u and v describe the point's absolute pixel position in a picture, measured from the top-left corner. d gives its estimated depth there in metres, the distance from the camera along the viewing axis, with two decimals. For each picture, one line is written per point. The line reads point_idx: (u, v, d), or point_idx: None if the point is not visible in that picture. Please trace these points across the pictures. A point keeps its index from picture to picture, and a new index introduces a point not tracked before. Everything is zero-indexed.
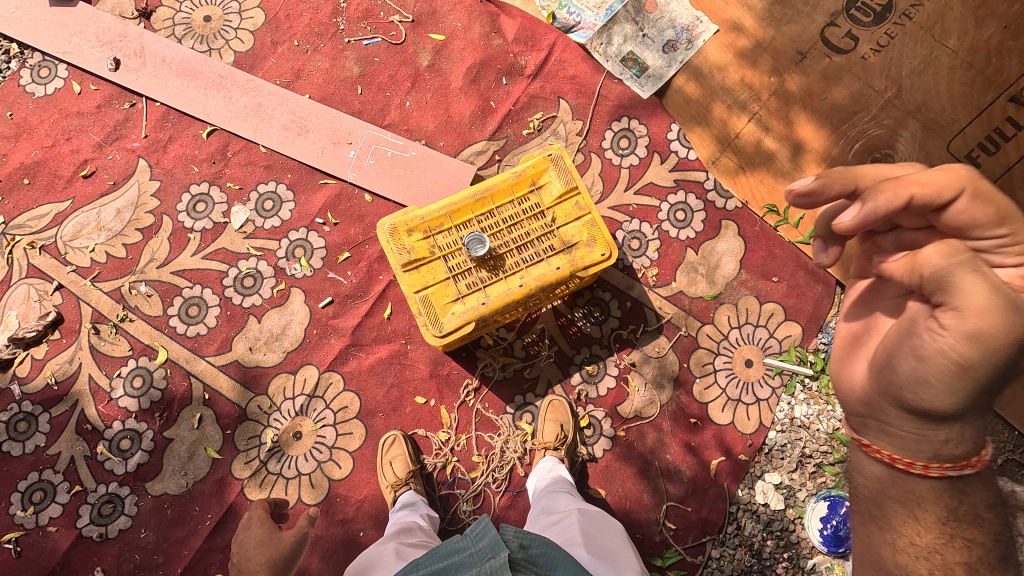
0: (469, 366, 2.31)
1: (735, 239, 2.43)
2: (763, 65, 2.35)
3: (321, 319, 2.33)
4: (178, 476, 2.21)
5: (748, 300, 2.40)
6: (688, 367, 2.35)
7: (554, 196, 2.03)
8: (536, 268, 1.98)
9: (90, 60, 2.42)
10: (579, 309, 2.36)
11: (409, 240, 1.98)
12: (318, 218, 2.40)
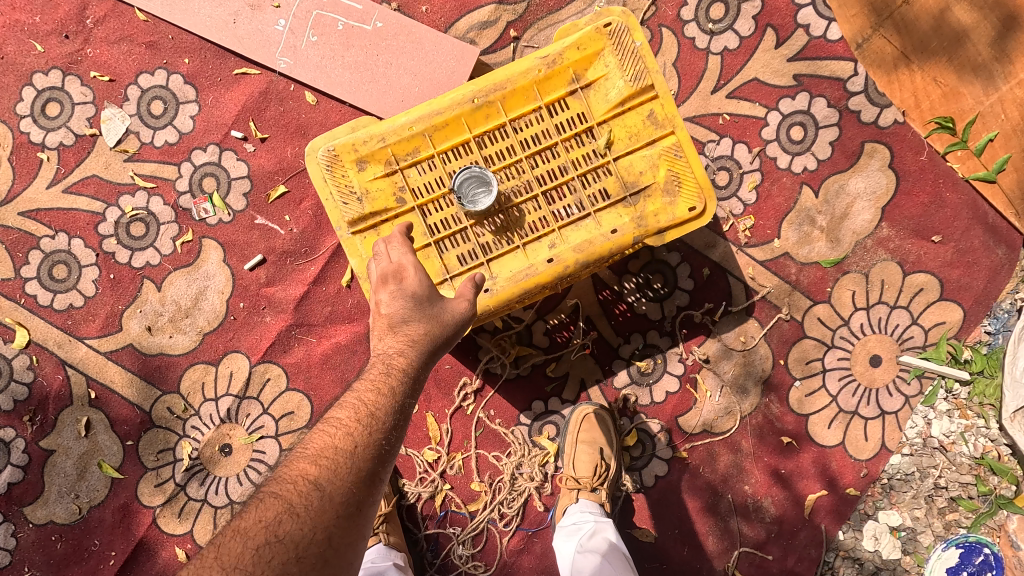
0: (466, 359, 1.58)
1: (879, 173, 1.56)
2: None
3: (249, 286, 1.58)
4: (67, 500, 1.59)
5: (887, 269, 1.59)
6: (786, 366, 1.62)
7: (612, 102, 1.19)
8: (574, 229, 1.19)
9: None
10: (631, 278, 1.59)
11: (360, 177, 1.20)
12: (235, 130, 1.56)
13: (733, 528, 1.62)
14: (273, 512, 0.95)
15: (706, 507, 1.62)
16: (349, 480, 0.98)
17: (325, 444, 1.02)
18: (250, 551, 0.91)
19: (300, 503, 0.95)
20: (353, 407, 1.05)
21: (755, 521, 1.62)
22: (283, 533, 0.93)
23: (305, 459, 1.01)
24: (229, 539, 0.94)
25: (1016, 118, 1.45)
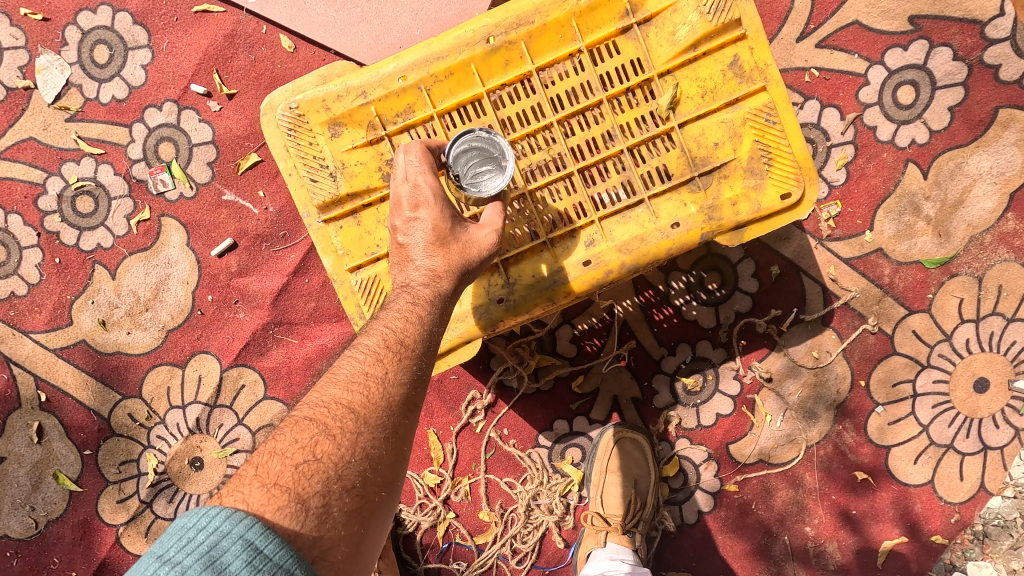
0: (476, 369, 1.32)
1: (1010, 148, 1.21)
2: None
3: (218, 275, 1.32)
4: (21, 513, 1.40)
5: (1008, 272, 1.26)
6: (866, 387, 1.32)
7: (678, 49, 0.89)
8: (622, 220, 0.92)
9: None
10: (680, 275, 1.29)
11: (333, 146, 0.95)
12: (196, 84, 1.27)
13: None
14: (309, 433, 0.75)
15: (758, 549, 1.36)
16: (398, 392, 0.80)
17: (363, 351, 0.81)
18: (287, 476, 0.72)
19: (339, 422, 0.76)
20: (397, 306, 0.83)
21: (817, 568, 1.35)
22: (329, 454, 0.74)
23: (340, 371, 0.80)
24: (253, 462, 0.74)
25: None
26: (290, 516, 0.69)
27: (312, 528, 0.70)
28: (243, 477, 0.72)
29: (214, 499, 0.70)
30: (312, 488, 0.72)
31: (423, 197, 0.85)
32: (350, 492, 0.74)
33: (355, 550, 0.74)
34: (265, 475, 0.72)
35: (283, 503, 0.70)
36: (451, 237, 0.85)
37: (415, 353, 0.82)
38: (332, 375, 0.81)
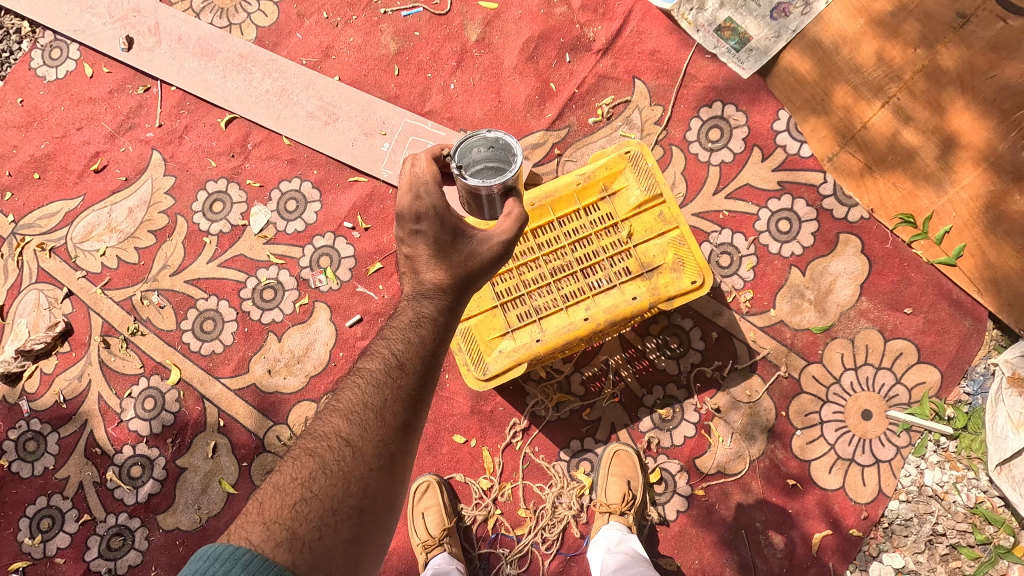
0: (517, 403, 1.94)
1: (855, 257, 1.93)
2: (908, 34, 1.75)
3: (348, 340, 2.01)
4: (191, 511, 1.95)
5: (870, 336, 1.90)
6: (787, 417, 1.91)
7: (632, 205, 1.60)
8: (605, 296, 1.57)
9: (103, 40, 2.17)
10: (652, 338, 1.95)
11: None
12: (346, 222, 2.06)
13: (748, 561, 1.84)
14: (306, 474, 1.04)
15: (723, 540, 1.86)
16: (381, 432, 1.07)
17: (350, 402, 1.11)
18: (288, 508, 1.01)
19: (331, 460, 1.05)
20: (378, 363, 1.13)
21: (768, 556, 1.84)
22: (321, 486, 1.02)
23: (332, 419, 1.10)
24: (265, 499, 1.04)
25: (966, 215, 1.80)
26: (293, 538, 0.98)
27: (309, 548, 0.98)
28: (256, 513, 1.03)
29: (233, 529, 1.02)
30: (310, 516, 1.00)
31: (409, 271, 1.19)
32: (343, 517, 1.01)
33: (354, 559, 1.01)
34: (272, 508, 1.02)
35: (286, 529, 0.98)
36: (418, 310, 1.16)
37: (392, 399, 1.09)
38: (328, 421, 1.10)
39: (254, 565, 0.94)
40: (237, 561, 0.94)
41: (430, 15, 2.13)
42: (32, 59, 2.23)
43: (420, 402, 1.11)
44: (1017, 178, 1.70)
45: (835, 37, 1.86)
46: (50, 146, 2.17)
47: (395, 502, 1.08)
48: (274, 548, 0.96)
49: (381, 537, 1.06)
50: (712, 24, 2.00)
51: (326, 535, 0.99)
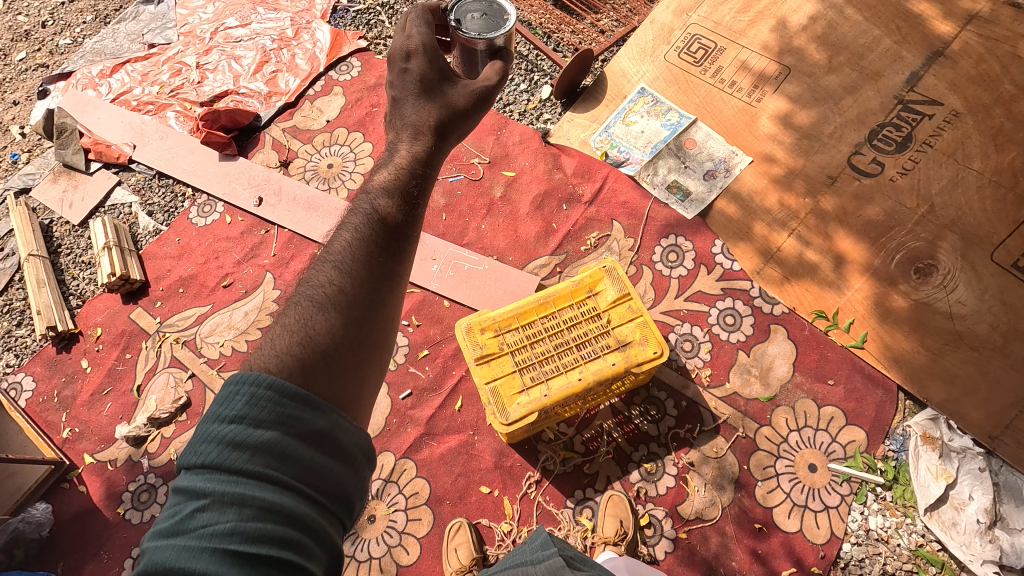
0: (531, 459, 2.46)
1: (785, 342, 2.56)
2: (799, 188, 2.69)
3: (400, 409, 2.61)
4: None
5: (806, 403, 2.44)
6: (749, 469, 2.37)
7: (609, 300, 2.30)
8: (594, 363, 2.20)
9: (241, 198, 3.13)
10: (635, 406, 2.51)
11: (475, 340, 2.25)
12: (403, 320, 2.78)
13: None
14: (309, 313, 1.23)
15: None
16: (372, 277, 1.30)
17: (340, 255, 1.32)
18: (297, 341, 1.18)
19: (330, 300, 1.24)
20: (362, 225, 1.37)
21: None
22: (327, 323, 1.21)
23: (327, 270, 1.31)
24: (275, 339, 1.20)
25: (863, 309, 2.51)
26: (305, 364, 1.15)
27: (321, 371, 1.16)
28: (269, 351, 1.17)
29: (248, 366, 1.16)
30: (318, 346, 1.18)
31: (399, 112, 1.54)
32: (346, 346, 1.21)
33: (350, 379, 1.20)
34: (282, 344, 1.18)
35: (297, 357, 1.15)
36: (400, 168, 1.47)
37: (380, 253, 1.33)
38: (323, 273, 1.31)
39: (276, 386, 1.09)
40: (260, 384, 1.08)
41: (469, 180, 3.07)
42: (190, 213, 3.16)
43: (399, 254, 1.38)
44: (890, 283, 2.49)
45: (749, 190, 2.77)
46: (193, 269, 3.01)
47: (388, 339, 1.32)
48: (290, 374, 1.12)
49: (379, 368, 1.29)
50: (664, 183, 2.88)
51: (333, 361, 1.18)
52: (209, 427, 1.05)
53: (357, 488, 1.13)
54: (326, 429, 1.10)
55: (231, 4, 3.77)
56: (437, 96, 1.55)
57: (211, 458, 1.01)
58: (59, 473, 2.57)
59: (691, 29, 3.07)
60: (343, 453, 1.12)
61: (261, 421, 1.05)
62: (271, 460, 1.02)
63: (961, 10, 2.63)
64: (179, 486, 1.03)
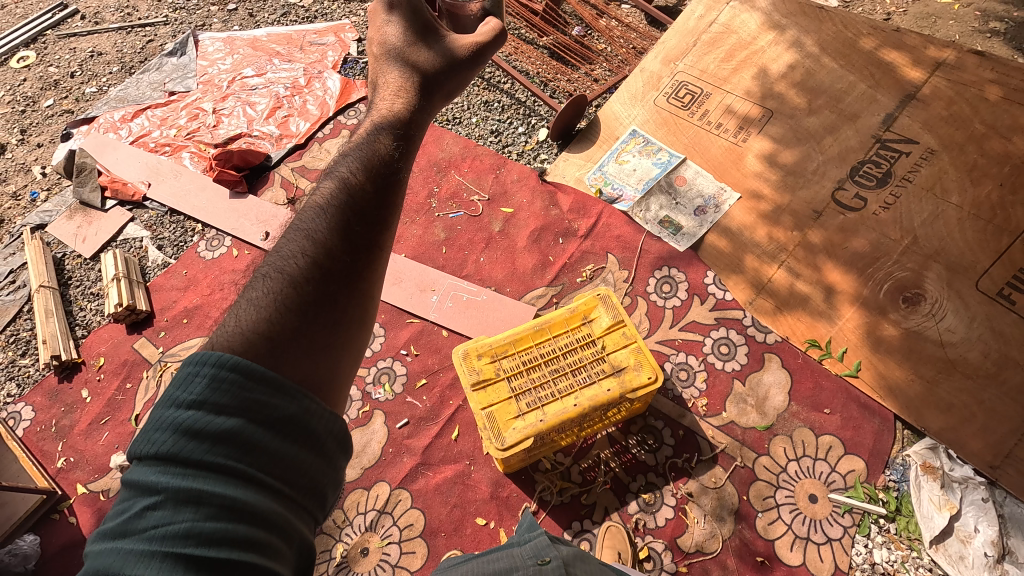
0: (527, 489, 2.43)
1: (780, 371, 2.58)
2: (786, 223, 2.79)
3: (397, 438, 2.60)
4: None
5: (803, 432, 2.44)
6: (748, 500, 2.34)
7: (604, 327, 2.35)
8: (589, 388, 2.21)
9: (249, 233, 3.24)
10: (632, 436, 2.50)
11: (472, 365, 2.29)
12: (402, 350, 2.81)
13: None
14: (279, 288, 1.18)
15: None
16: (347, 249, 1.26)
17: (313, 224, 1.28)
18: (265, 318, 1.13)
19: (301, 274, 1.20)
20: (337, 191, 1.34)
21: None
22: (297, 300, 1.17)
23: (298, 240, 1.26)
24: (240, 315, 1.15)
25: (854, 338, 2.54)
26: (273, 344, 1.11)
27: (291, 351, 1.12)
28: (234, 328, 1.13)
29: (210, 346, 1.11)
30: (287, 324, 1.14)
31: (386, 62, 1.64)
32: (318, 326, 1.17)
33: (322, 359, 1.17)
34: (248, 320, 1.13)
35: (264, 336, 1.11)
36: (384, 127, 1.49)
37: (357, 222, 1.30)
38: (294, 243, 1.26)
39: (239, 369, 1.04)
40: (222, 366, 1.03)
41: (468, 216, 3.18)
42: (199, 247, 3.26)
43: (378, 224, 1.34)
44: (880, 311, 2.53)
45: (739, 225, 2.86)
46: (198, 300, 3.08)
47: (365, 318, 1.29)
48: (256, 356, 1.08)
49: (355, 348, 1.26)
50: (656, 218, 2.98)
51: (303, 340, 1.14)
52: (167, 412, 1.00)
53: (330, 478, 1.10)
54: (296, 415, 1.07)
55: (248, 56, 4.03)
56: (422, 48, 1.65)
57: (167, 447, 0.96)
58: (50, 503, 2.54)
59: (679, 77, 3.27)
60: (315, 441, 1.08)
61: (223, 407, 1.01)
62: (233, 449, 0.98)
63: (929, 58, 2.83)
64: (134, 475, 0.99)
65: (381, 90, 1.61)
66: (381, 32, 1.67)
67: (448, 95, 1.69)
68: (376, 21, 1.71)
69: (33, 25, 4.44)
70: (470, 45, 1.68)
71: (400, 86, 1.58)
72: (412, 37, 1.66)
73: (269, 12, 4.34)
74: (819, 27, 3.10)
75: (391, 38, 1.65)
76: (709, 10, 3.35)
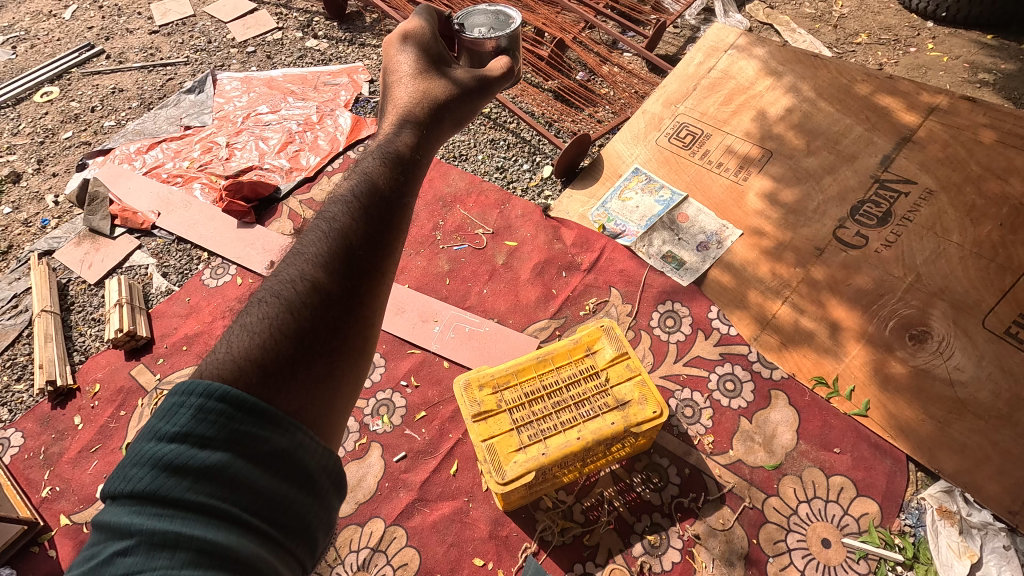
0: (528, 528, 2.33)
1: (787, 409, 2.52)
2: (789, 259, 2.80)
3: (393, 472, 2.52)
4: None
5: (813, 473, 2.36)
6: (758, 544, 2.24)
7: (607, 358, 2.32)
8: (592, 422, 2.16)
9: (255, 262, 3.26)
10: (636, 474, 2.42)
11: (473, 398, 2.24)
12: (402, 381, 2.77)
13: None
14: (275, 312, 1.16)
15: None
16: (347, 274, 1.25)
17: (314, 248, 1.27)
18: (259, 344, 1.10)
19: (299, 298, 1.18)
20: (342, 215, 1.33)
21: None
22: (295, 326, 1.15)
23: (298, 264, 1.25)
24: (233, 341, 1.12)
25: (862, 376, 2.50)
26: (266, 372, 1.08)
27: (285, 380, 1.09)
28: (225, 355, 1.09)
29: (199, 373, 1.08)
30: (282, 351, 1.11)
31: (396, 86, 1.71)
32: (315, 353, 1.15)
33: (317, 387, 1.13)
34: (241, 346, 1.10)
35: (257, 363, 1.08)
36: (390, 151, 1.52)
37: (360, 246, 1.29)
38: (293, 268, 1.24)
39: (228, 399, 1.00)
40: (209, 397, 0.99)
41: (472, 248, 3.21)
42: (203, 275, 3.27)
43: (381, 248, 1.33)
44: (887, 349, 2.50)
45: (742, 260, 2.87)
46: (199, 327, 3.07)
47: (365, 346, 1.26)
48: (248, 384, 1.05)
49: (354, 377, 1.23)
50: (659, 253, 3.00)
51: (298, 369, 1.11)
52: (148, 446, 0.96)
53: (321, 519, 1.05)
54: (287, 450, 1.03)
55: (263, 95, 4.19)
56: (433, 76, 1.73)
57: (145, 484, 0.92)
58: (31, 534, 2.45)
59: (680, 119, 3.37)
60: (306, 478, 1.04)
61: (208, 440, 0.97)
62: (218, 486, 0.94)
63: (922, 104, 2.94)
64: (109, 516, 0.94)
65: (388, 114, 1.66)
66: (394, 61, 1.76)
67: (456, 123, 1.75)
68: (388, 51, 1.81)
69: (59, 62, 4.63)
70: (487, 76, 1.84)
71: (410, 110, 1.64)
72: (425, 62, 1.76)
73: (285, 54, 4.54)
74: (815, 74, 3.23)
75: (403, 65, 1.74)
76: (707, 57, 3.50)
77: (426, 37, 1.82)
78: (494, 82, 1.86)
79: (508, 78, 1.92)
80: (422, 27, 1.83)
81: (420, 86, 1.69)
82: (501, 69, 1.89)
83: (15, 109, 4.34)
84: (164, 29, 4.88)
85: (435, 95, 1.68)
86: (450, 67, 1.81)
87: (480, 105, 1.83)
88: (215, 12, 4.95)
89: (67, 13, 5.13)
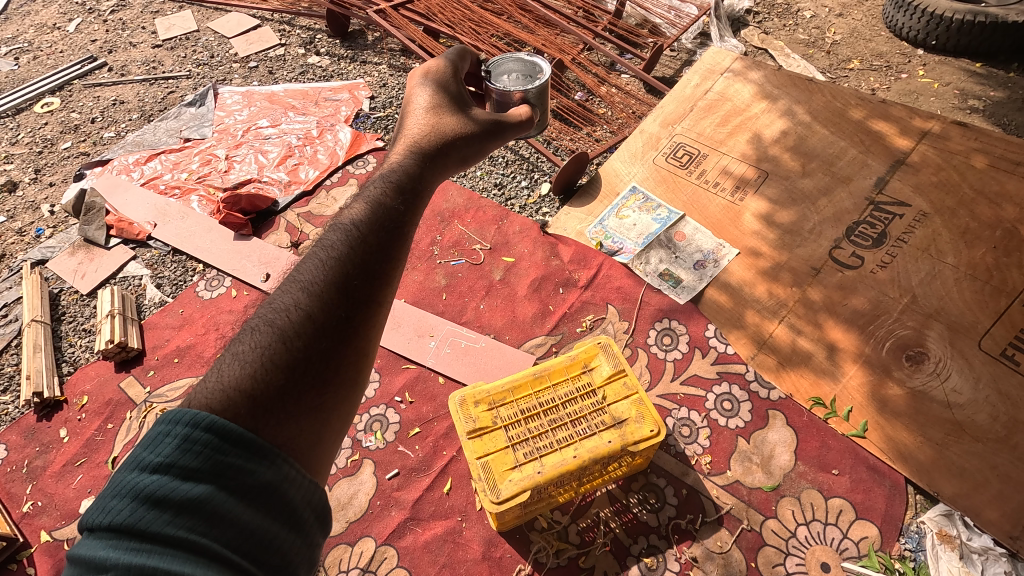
0: (523, 549, 2.29)
1: (785, 429, 2.51)
2: (785, 280, 2.81)
3: (385, 490, 2.47)
4: None
5: (812, 495, 2.34)
6: (757, 568, 2.20)
7: (604, 376, 2.30)
8: (590, 439, 2.13)
9: (250, 274, 3.24)
10: (633, 494, 2.39)
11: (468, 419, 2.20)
12: (396, 396, 2.74)
13: None
14: (268, 340, 1.14)
15: None
16: (341, 304, 1.23)
17: (311, 276, 1.26)
18: (250, 373, 1.08)
19: (293, 327, 1.16)
20: (340, 244, 1.33)
21: None
22: (286, 356, 1.13)
23: (293, 292, 1.23)
24: (223, 370, 1.10)
25: (859, 398, 2.49)
26: (255, 403, 1.06)
27: (274, 411, 1.07)
28: (215, 383, 1.07)
29: (188, 401, 1.05)
30: (273, 381, 1.09)
31: (410, 117, 1.75)
32: (307, 384, 1.13)
33: (305, 419, 1.10)
34: (231, 375, 1.08)
35: (247, 394, 1.05)
36: (392, 182, 1.51)
37: (357, 276, 1.28)
38: (288, 295, 1.23)
39: (214, 429, 0.98)
40: (195, 427, 0.97)
41: (470, 264, 3.20)
42: (198, 287, 3.25)
43: (379, 278, 1.32)
44: (884, 370, 2.50)
45: (738, 280, 2.88)
46: (192, 339, 3.03)
47: (359, 377, 1.24)
48: (236, 415, 1.03)
49: (345, 409, 1.21)
50: (656, 271, 3.01)
51: (288, 400, 1.09)
52: (130, 477, 0.94)
53: (305, 556, 1.01)
54: (273, 483, 1.01)
55: (265, 109, 4.22)
56: (447, 112, 1.77)
57: (123, 517, 0.89)
58: (11, 550, 2.37)
59: (677, 138, 3.41)
60: (291, 513, 1.01)
61: (192, 471, 0.94)
62: (199, 520, 0.91)
63: (915, 128, 3.00)
64: (82, 550, 0.90)
65: (398, 145, 1.68)
66: (413, 94, 1.82)
67: (463, 161, 1.75)
68: (410, 84, 1.86)
69: (61, 74, 4.65)
70: (501, 122, 1.91)
71: (418, 141, 1.65)
72: (446, 98, 1.81)
73: (287, 70, 4.58)
74: (809, 98, 3.29)
75: (420, 97, 1.79)
76: (703, 79, 3.55)
77: (450, 76, 1.89)
78: (508, 133, 1.94)
79: (522, 126, 1.99)
80: (446, 66, 1.91)
81: (435, 119, 1.72)
82: (515, 119, 1.98)
83: (14, 119, 4.35)
84: (167, 43, 4.92)
85: (448, 132, 1.71)
86: (467, 106, 1.86)
87: (492, 144, 1.88)
88: (218, 28, 5.01)
89: (70, 26, 5.17)
